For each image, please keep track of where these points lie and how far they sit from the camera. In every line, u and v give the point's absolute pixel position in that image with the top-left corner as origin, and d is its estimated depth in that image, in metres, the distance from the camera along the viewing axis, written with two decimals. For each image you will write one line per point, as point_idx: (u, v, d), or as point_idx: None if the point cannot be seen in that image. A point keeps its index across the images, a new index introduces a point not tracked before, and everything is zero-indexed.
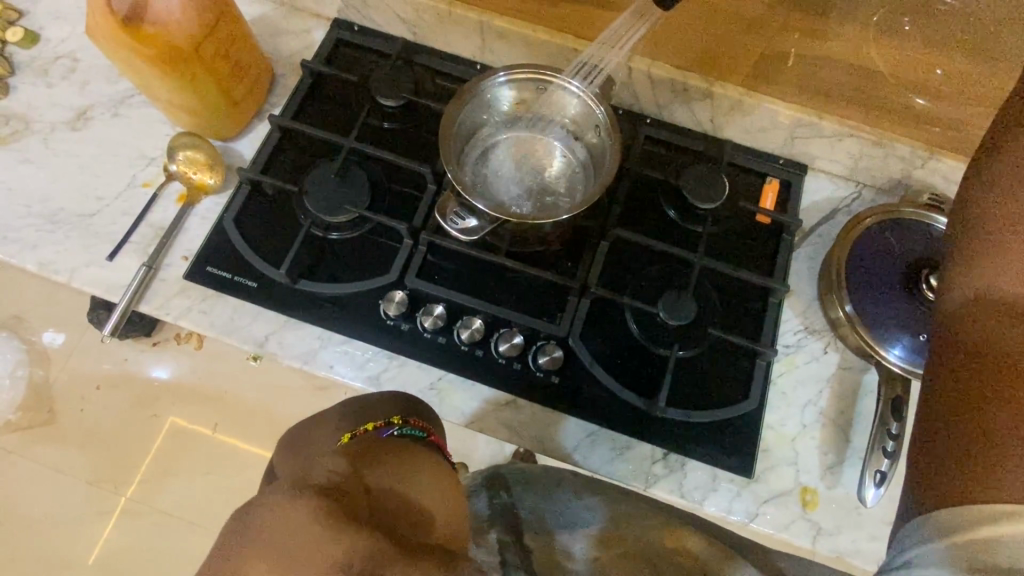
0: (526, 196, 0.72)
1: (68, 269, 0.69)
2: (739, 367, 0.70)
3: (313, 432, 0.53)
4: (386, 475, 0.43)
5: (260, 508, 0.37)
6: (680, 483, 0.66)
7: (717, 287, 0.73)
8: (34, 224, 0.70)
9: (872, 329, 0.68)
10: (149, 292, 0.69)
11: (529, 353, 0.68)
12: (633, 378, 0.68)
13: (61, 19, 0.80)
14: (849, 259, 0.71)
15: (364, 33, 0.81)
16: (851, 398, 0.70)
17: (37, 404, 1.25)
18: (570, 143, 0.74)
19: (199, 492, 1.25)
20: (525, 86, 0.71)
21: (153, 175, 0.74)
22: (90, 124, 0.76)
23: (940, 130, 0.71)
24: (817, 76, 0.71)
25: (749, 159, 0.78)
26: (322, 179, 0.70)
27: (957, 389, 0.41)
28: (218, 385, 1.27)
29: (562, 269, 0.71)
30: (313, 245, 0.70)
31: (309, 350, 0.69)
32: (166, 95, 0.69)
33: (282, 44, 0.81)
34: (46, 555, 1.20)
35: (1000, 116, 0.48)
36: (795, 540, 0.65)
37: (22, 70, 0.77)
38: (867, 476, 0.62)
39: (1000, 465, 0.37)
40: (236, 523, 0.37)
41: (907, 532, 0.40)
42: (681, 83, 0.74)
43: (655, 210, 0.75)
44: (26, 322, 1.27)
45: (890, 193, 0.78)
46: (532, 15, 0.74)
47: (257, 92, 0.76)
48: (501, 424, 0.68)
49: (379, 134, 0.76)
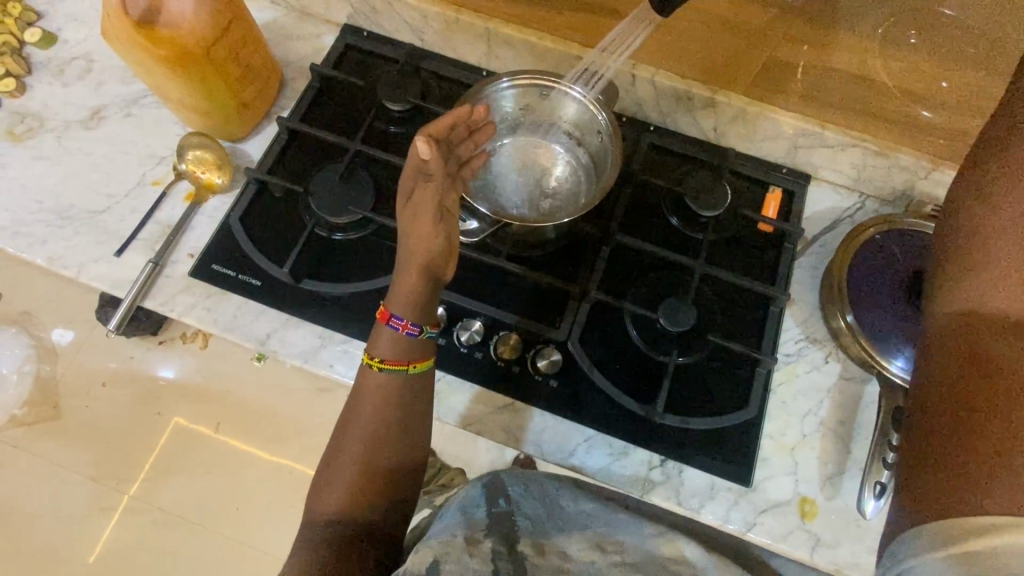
0: (530, 199, 0.73)
1: (76, 265, 0.70)
2: (739, 376, 0.70)
3: (337, 435, 0.61)
4: (384, 460, 0.59)
5: (321, 508, 0.58)
6: (677, 490, 0.66)
7: (717, 294, 0.73)
8: (45, 219, 0.72)
9: (874, 341, 0.68)
10: (155, 288, 0.70)
11: (528, 357, 0.68)
12: (632, 385, 0.68)
13: (79, 20, 0.82)
14: (851, 270, 0.71)
15: (373, 38, 0.82)
16: (852, 407, 0.70)
17: (44, 400, 1.27)
18: (574, 149, 0.76)
19: (199, 491, 1.25)
20: (528, 90, 0.72)
21: (162, 174, 0.75)
22: (103, 123, 0.77)
23: (946, 142, 0.70)
24: (825, 87, 0.71)
25: (752, 168, 0.78)
26: (326, 181, 0.71)
27: (956, 395, 0.41)
28: (221, 385, 1.28)
29: (562, 273, 0.72)
30: (316, 245, 0.71)
31: (310, 348, 0.69)
32: (178, 95, 0.70)
33: (293, 49, 0.82)
34: (47, 551, 1.21)
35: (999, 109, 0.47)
36: (793, 551, 0.65)
37: (39, 70, 0.79)
38: (866, 488, 0.62)
39: (1004, 477, 0.36)
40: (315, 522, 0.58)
41: (898, 545, 0.40)
42: (683, 92, 0.75)
43: (657, 217, 0.76)
44: (35, 318, 1.28)
45: (895, 204, 0.77)
46: (538, 23, 0.75)
47: (266, 96, 0.77)
48: (498, 427, 0.68)
49: (385, 138, 0.77)
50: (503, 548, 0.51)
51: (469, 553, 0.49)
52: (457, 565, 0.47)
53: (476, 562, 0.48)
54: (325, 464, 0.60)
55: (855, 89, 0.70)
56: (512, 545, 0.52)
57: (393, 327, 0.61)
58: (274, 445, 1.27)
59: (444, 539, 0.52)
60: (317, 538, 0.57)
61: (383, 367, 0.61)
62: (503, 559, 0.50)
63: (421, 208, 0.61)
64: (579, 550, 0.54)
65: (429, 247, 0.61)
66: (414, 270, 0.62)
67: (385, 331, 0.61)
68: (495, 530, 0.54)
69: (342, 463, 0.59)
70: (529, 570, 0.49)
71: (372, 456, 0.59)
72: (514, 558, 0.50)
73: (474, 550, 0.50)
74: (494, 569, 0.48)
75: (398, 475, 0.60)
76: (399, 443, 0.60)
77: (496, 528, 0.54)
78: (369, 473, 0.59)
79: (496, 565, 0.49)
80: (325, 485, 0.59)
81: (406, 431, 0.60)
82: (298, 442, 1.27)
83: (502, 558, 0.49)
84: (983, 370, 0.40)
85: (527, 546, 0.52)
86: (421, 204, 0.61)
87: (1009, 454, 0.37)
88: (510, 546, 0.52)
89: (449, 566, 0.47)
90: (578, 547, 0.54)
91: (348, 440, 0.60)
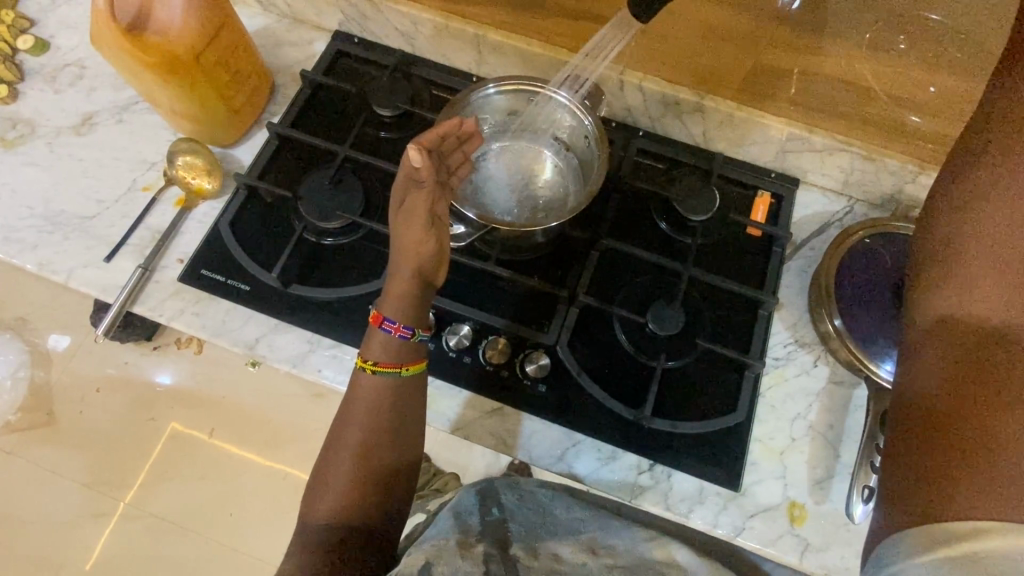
0: (519, 203, 0.74)
1: (66, 270, 0.70)
2: (728, 380, 0.70)
3: (333, 435, 0.61)
4: (378, 458, 0.59)
5: (314, 505, 0.58)
6: (665, 495, 0.66)
7: (706, 298, 0.73)
8: (35, 224, 0.72)
9: (861, 345, 0.68)
10: (144, 293, 0.70)
11: (517, 361, 0.68)
12: (621, 389, 0.68)
13: (71, 28, 0.82)
14: (838, 275, 0.71)
15: (364, 44, 0.83)
16: (841, 412, 0.69)
17: (38, 405, 1.27)
18: (562, 153, 0.77)
19: (194, 496, 1.25)
20: (515, 96, 0.72)
21: (153, 180, 0.76)
22: (95, 130, 0.78)
23: (934, 147, 0.71)
24: (813, 94, 0.72)
25: (741, 172, 0.79)
26: (318, 187, 0.72)
27: (952, 402, 0.40)
28: (216, 390, 1.29)
29: (552, 278, 0.72)
30: (307, 250, 0.72)
31: (298, 353, 0.69)
32: (168, 102, 0.70)
33: (284, 55, 0.83)
34: (38, 556, 1.21)
35: (978, 112, 0.47)
36: (782, 556, 0.64)
37: (31, 76, 0.79)
38: (854, 492, 0.61)
39: (1001, 484, 0.36)
40: (310, 519, 0.58)
41: (883, 550, 0.40)
42: (671, 98, 0.75)
43: (646, 222, 0.76)
44: (30, 324, 1.30)
45: (883, 208, 0.78)
46: (528, 30, 0.76)
47: (257, 102, 0.78)
48: (487, 432, 0.67)
49: (376, 142, 0.78)
50: (495, 552, 0.51)
51: (461, 556, 0.48)
52: (449, 567, 0.47)
53: (469, 564, 0.48)
54: (321, 464, 0.60)
55: (843, 94, 0.71)
56: (505, 548, 0.52)
57: (386, 330, 0.61)
58: (269, 450, 1.27)
59: (437, 542, 0.50)
60: (310, 538, 0.57)
61: (378, 369, 0.60)
62: (495, 561, 0.49)
63: (414, 216, 0.61)
64: (571, 552, 0.54)
65: (421, 254, 0.61)
66: (406, 276, 0.62)
67: (377, 334, 0.61)
68: (489, 535, 0.54)
69: (338, 465, 0.59)
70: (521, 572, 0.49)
71: (367, 458, 0.59)
72: (507, 561, 0.50)
73: (466, 552, 0.49)
74: (486, 570, 0.48)
75: (392, 475, 0.60)
76: (394, 443, 0.60)
77: (488, 533, 0.54)
78: (365, 475, 0.59)
79: (488, 566, 0.48)
80: (320, 486, 0.59)
81: (399, 431, 0.60)
82: (293, 447, 1.27)
83: (494, 560, 0.49)
84: (973, 374, 0.40)
85: (519, 548, 0.53)
86: (415, 211, 0.61)
87: (1002, 461, 0.36)
88: (503, 550, 0.52)
89: (441, 568, 0.46)
90: (570, 549, 0.54)
91: (344, 440, 0.60)
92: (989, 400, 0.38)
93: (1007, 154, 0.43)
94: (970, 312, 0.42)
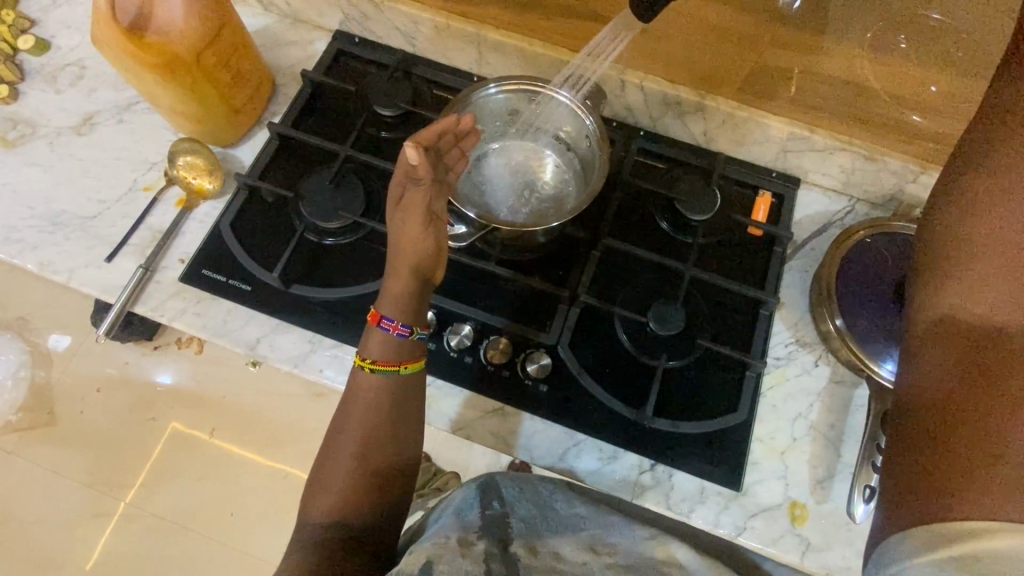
0: (521, 202, 0.74)
1: (67, 271, 0.70)
2: (729, 380, 0.70)
3: (332, 435, 0.61)
4: (376, 458, 0.59)
5: (312, 504, 0.59)
6: (666, 495, 0.66)
7: (706, 297, 0.73)
8: (37, 224, 0.72)
9: (863, 345, 0.68)
10: (145, 293, 0.70)
11: (518, 361, 0.68)
12: (622, 389, 0.68)
13: (72, 28, 0.82)
14: (840, 275, 0.71)
15: (365, 44, 0.83)
16: (842, 411, 0.70)
17: (39, 405, 1.27)
18: (563, 153, 0.77)
19: (194, 495, 1.25)
20: (516, 96, 0.72)
21: (154, 180, 0.76)
22: (95, 130, 0.77)
23: (936, 147, 0.70)
24: (814, 94, 0.72)
25: (741, 172, 0.79)
26: (319, 186, 0.72)
27: (955, 401, 0.40)
28: (216, 390, 1.29)
29: (553, 278, 0.72)
30: (307, 250, 0.72)
31: (299, 353, 0.69)
32: (170, 103, 0.70)
33: (285, 55, 0.83)
34: (40, 556, 1.21)
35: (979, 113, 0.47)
36: (784, 555, 0.64)
37: (32, 76, 0.79)
38: (855, 492, 0.61)
39: (1002, 481, 0.36)
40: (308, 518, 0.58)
41: (884, 550, 0.40)
42: (671, 96, 0.75)
43: (646, 222, 0.76)
44: (30, 323, 1.30)
45: (883, 208, 0.78)
46: (529, 30, 0.76)
47: (257, 102, 0.78)
48: (487, 432, 0.67)
49: (377, 142, 0.78)
50: (496, 551, 0.51)
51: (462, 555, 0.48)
52: (449, 566, 0.47)
53: (469, 563, 0.48)
54: (320, 464, 0.60)
55: (844, 94, 0.71)
56: (506, 547, 0.52)
57: (384, 328, 0.61)
58: (269, 449, 1.27)
59: (437, 541, 0.50)
60: (309, 537, 0.57)
61: (377, 368, 0.61)
62: (495, 560, 0.49)
63: (411, 214, 0.61)
64: (572, 551, 0.54)
65: (419, 252, 0.61)
66: (405, 275, 0.62)
67: (375, 332, 0.61)
68: (489, 532, 0.54)
69: (336, 465, 0.59)
70: (522, 571, 0.49)
71: (366, 458, 0.59)
72: (507, 560, 0.50)
73: (467, 551, 0.49)
74: (487, 570, 0.47)
75: (391, 476, 0.60)
76: (393, 443, 0.60)
77: (489, 530, 0.54)
78: (363, 475, 0.59)
79: (488, 565, 0.48)
80: (319, 487, 0.59)
81: (398, 431, 0.60)
82: (294, 446, 1.27)
83: (495, 559, 0.49)
84: (974, 374, 0.40)
85: (519, 547, 0.52)
86: (412, 209, 0.61)
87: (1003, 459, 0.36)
88: (503, 548, 0.51)
89: (441, 567, 0.46)
90: (570, 548, 0.54)
91: (344, 439, 0.60)
92: (993, 400, 0.38)
93: (1006, 156, 0.43)
94: (968, 313, 0.42)
